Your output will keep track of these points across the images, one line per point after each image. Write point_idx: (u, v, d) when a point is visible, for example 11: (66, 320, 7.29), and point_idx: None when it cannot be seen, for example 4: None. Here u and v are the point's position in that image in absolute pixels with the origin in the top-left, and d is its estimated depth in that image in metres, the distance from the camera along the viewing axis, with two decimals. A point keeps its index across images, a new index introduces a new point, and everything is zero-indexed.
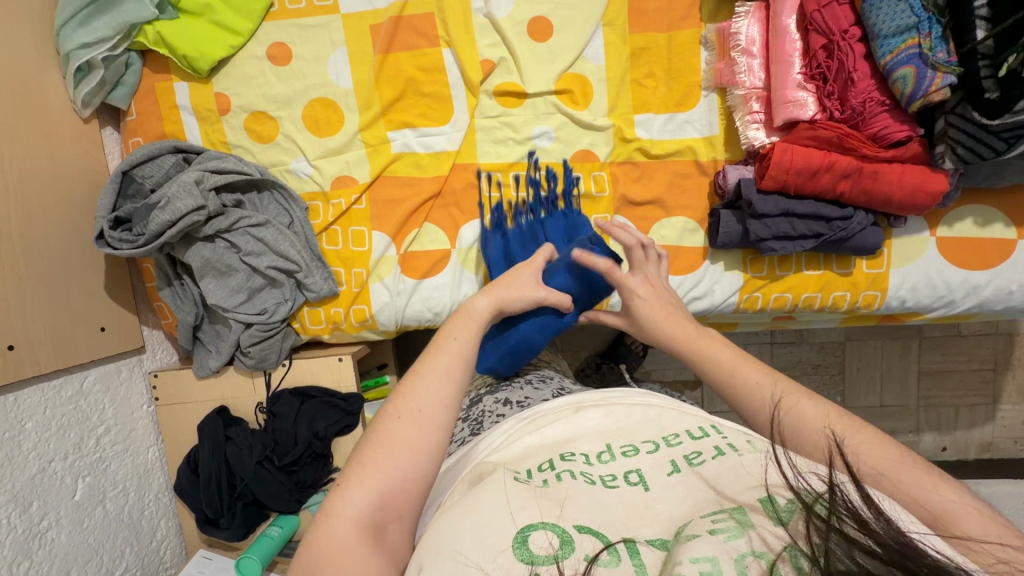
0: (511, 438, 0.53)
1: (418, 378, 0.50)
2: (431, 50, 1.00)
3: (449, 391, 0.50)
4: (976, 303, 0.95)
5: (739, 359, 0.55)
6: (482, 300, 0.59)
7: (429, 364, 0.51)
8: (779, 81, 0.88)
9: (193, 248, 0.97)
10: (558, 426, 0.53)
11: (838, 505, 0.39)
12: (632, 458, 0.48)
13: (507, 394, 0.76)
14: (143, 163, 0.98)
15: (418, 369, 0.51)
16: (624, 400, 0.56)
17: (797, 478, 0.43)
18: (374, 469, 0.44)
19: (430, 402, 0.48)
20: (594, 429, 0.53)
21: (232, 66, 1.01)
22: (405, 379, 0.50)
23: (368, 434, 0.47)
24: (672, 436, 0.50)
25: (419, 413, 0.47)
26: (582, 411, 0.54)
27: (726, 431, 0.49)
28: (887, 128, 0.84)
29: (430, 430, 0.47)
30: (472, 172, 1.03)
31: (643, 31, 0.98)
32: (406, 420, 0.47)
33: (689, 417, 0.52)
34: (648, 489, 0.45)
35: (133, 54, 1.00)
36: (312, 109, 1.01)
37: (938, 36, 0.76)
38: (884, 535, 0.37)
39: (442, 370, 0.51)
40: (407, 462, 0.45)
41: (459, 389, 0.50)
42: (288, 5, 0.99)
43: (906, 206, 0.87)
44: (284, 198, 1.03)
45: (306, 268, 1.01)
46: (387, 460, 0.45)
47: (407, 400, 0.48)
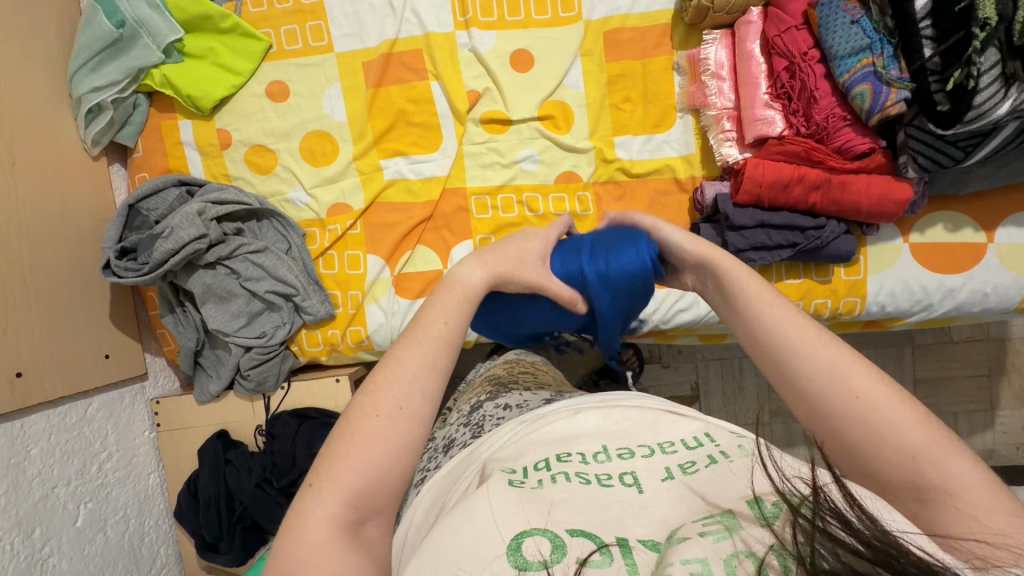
0: (515, 439, 0.57)
1: (398, 371, 0.50)
2: (420, 83, 1.06)
3: (426, 382, 0.51)
4: (954, 307, 0.98)
5: (769, 299, 0.53)
6: (476, 273, 0.58)
7: (407, 352, 0.52)
8: (747, 101, 0.94)
9: (195, 275, 1.01)
10: (557, 427, 0.57)
11: (822, 506, 0.40)
12: (628, 460, 0.51)
13: (507, 400, 0.79)
14: (149, 197, 1.03)
15: (397, 357, 0.52)
16: (621, 403, 0.59)
17: (783, 481, 0.45)
18: (348, 466, 0.45)
19: (409, 401, 0.49)
20: (592, 429, 0.56)
21: (233, 104, 1.07)
22: (375, 370, 0.51)
23: (341, 429, 0.48)
24: (667, 442, 0.53)
25: (397, 410, 0.48)
26: (581, 413, 0.58)
27: (719, 438, 0.52)
28: (851, 142, 0.88)
29: (407, 425, 0.48)
30: (461, 196, 1.07)
31: (619, 59, 1.04)
32: (383, 417, 0.47)
33: (685, 423, 0.55)
34: (642, 491, 0.48)
35: (141, 95, 1.07)
36: (308, 141, 1.07)
37: (890, 55, 0.81)
38: (868, 536, 0.38)
39: (418, 357, 0.52)
40: (382, 461, 0.46)
41: (438, 380, 0.52)
42: (286, 46, 1.06)
43: (874, 215, 0.91)
44: (282, 226, 1.07)
45: (304, 291, 1.05)
46: (364, 453, 0.46)
47: (385, 397, 0.49)
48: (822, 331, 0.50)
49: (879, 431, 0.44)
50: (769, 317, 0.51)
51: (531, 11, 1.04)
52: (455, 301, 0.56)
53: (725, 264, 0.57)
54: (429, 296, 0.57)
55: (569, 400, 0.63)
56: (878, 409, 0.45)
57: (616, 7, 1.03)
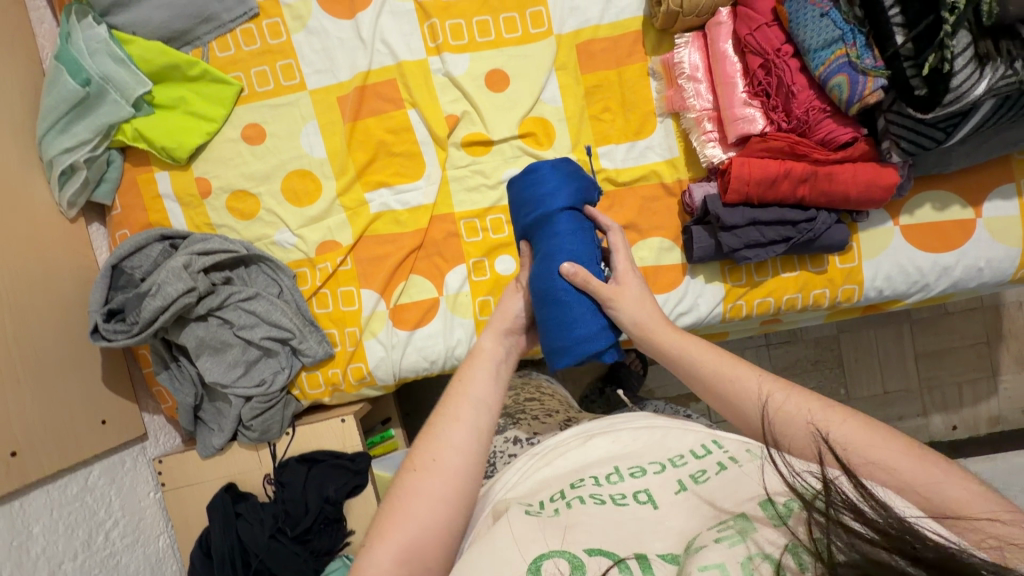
0: (525, 474, 0.55)
1: (433, 430, 0.56)
2: (398, 112, 1.05)
3: (461, 438, 0.55)
4: (950, 284, 0.98)
5: (728, 367, 0.56)
6: (489, 342, 0.66)
7: (442, 412, 0.58)
8: (726, 101, 0.94)
9: (187, 329, 0.99)
10: (569, 457, 0.55)
11: (834, 499, 0.40)
12: (640, 478, 0.50)
13: (516, 433, 0.81)
14: (132, 255, 0.99)
15: (435, 421, 0.57)
16: (629, 424, 0.58)
17: (795, 478, 0.44)
18: (395, 524, 0.49)
19: (444, 453, 0.54)
20: (604, 455, 0.55)
21: (210, 151, 1.06)
22: (421, 435, 0.57)
23: (390, 494, 0.53)
24: (677, 456, 0.52)
25: (432, 462, 0.53)
26: (591, 439, 0.56)
27: (727, 443, 0.51)
28: (833, 132, 0.88)
29: (446, 477, 0.53)
30: (450, 221, 1.07)
31: (594, 70, 1.05)
32: (420, 471, 0.53)
33: (692, 433, 0.54)
34: (657, 507, 0.47)
35: (114, 151, 1.05)
36: (290, 182, 1.06)
37: (863, 45, 0.81)
38: (882, 524, 0.38)
39: (451, 417, 0.57)
40: (425, 516, 0.50)
41: (471, 434, 0.56)
42: (257, 88, 1.05)
43: (863, 202, 0.90)
44: (271, 269, 1.05)
45: (300, 334, 1.03)
46: (411, 510, 0.50)
47: (420, 452, 0.55)
48: (786, 383, 0.53)
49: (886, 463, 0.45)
50: (731, 387, 0.55)
51: (501, 30, 1.04)
52: (482, 369, 0.62)
53: (679, 343, 0.62)
54: (461, 370, 0.63)
55: (578, 427, 0.61)
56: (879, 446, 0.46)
57: (585, 19, 1.04)
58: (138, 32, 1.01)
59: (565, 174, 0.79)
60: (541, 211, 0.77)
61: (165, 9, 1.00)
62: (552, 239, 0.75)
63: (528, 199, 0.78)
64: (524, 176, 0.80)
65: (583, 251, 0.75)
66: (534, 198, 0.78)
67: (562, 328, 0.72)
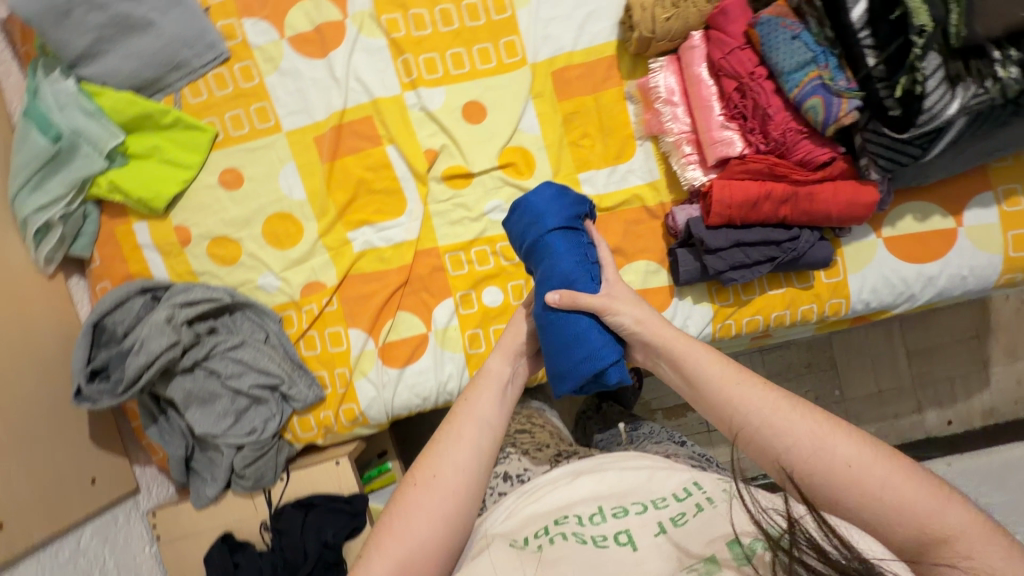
0: (513, 511, 0.58)
1: (435, 447, 0.64)
2: (376, 150, 1.04)
3: (460, 457, 0.63)
4: (935, 294, 0.99)
5: (735, 380, 0.60)
6: (495, 363, 0.72)
7: (446, 431, 0.65)
8: (703, 125, 0.94)
9: (174, 382, 0.98)
10: (556, 494, 0.58)
11: (798, 539, 0.46)
12: (622, 518, 0.53)
13: (506, 468, 0.81)
14: (111, 310, 0.96)
15: (438, 438, 0.65)
16: (617, 464, 0.60)
17: (760, 516, 0.49)
18: (395, 533, 0.57)
19: (443, 470, 0.62)
20: (589, 494, 0.57)
21: (188, 198, 1.04)
22: (425, 451, 0.65)
23: (393, 504, 0.61)
24: (660, 498, 0.54)
25: (432, 478, 0.61)
26: (578, 478, 0.59)
27: (706, 484, 0.55)
28: (811, 153, 0.88)
29: (443, 493, 0.60)
30: (435, 255, 1.06)
31: (571, 97, 1.04)
32: (421, 485, 0.61)
33: (676, 474, 0.57)
34: (636, 548, 0.50)
35: (90, 204, 1.03)
36: (271, 225, 1.05)
37: (836, 66, 0.82)
38: (843, 565, 0.44)
39: (453, 436, 0.65)
40: (422, 528, 0.58)
41: (469, 455, 0.63)
42: (232, 132, 1.04)
43: (845, 220, 0.90)
44: (257, 315, 1.04)
45: (290, 378, 1.02)
46: (409, 522, 0.58)
47: (422, 467, 0.63)
48: (792, 398, 0.58)
49: (876, 489, 0.51)
50: (738, 400, 0.59)
51: (475, 62, 1.04)
52: (488, 392, 0.69)
53: (687, 352, 0.64)
54: (467, 390, 0.70)
55: (569, 465, 0.64)
56: (870, 469, 0.52)
57: (559, 47, 1.03)
58: (108, 83, 1.00)
59: (560, 196, 0.76)
60: (534, 235, 0.75)
61: (134, 58, 0.99)
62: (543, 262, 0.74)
63: (519, 229, 0.78)
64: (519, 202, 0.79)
65: (574, 269, 0.72)
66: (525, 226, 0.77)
67: (556, 354, 0.71)
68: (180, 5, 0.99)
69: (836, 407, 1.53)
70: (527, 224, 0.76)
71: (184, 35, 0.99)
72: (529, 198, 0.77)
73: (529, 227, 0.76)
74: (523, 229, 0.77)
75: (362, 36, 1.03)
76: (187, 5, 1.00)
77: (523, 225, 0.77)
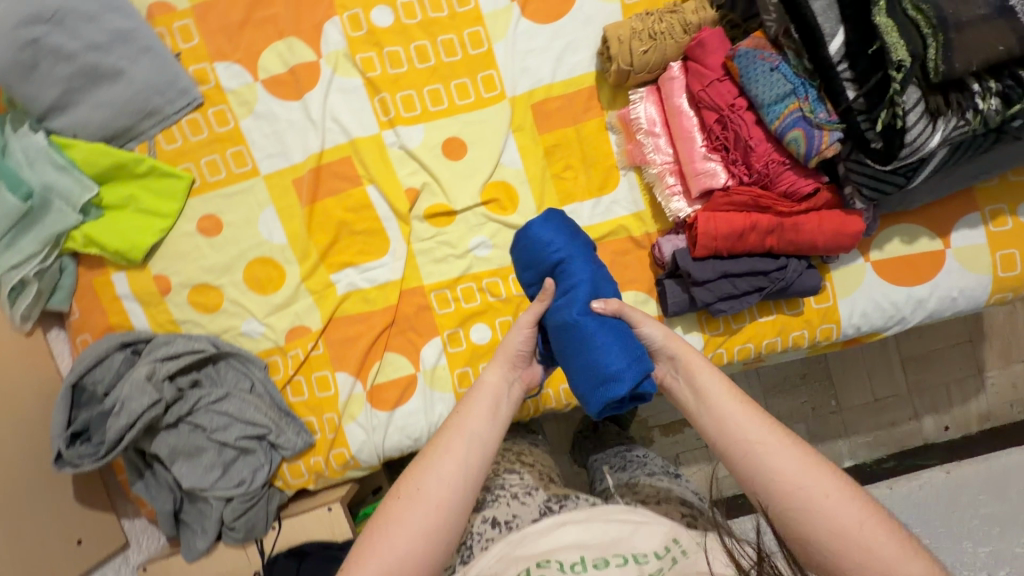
0: (499, 558, 0.60)
1: (423, 460, 0.64)
2: (356, 191, 1.03)
3: (445, 470, 0.62)
4: (926, 316, 0.98)
5: (737, 402, 0.63)
6: (492, 374, 0.70)
7: (433, 445, 0.65)
8: (686, 156, 0.93)
9: (158, 438, 0.96)
10: (539, 542, 0.60)
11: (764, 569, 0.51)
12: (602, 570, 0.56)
13: (494, 512, 0.78)
14: (91, 369, 0.95)
15: (426, 451, 0.64)
16: (603, 514, 0.62)
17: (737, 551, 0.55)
18: (378, 548, 0.58)
19: (427, 484, 0.62)
20: (572, 541, 0.60)
21: (166, 247, 1.03)
22: (413, 463, 0.64)
23: (379, 514, 0.61)
24: (641, 553, 0.57)
25: (417, 491, 0.62)
26: (563, 526, 0.61)
27: (684, 540, 0.59)
28: (794, 185, 0.87)
29: (427, 508, 0.60)
30: (420, 294, 1.04)
31: (552, 129, 1.03)
32: (404, 498, 0.61)
33: (655, 528, 0.60)
34: None
35: (65, 258, 1.01)
36: (252, 270, 1.03)
37: (815, 98, 0.80)
38: None
39: (439, 449, 0.64)
40: (404, 541, 0.58)
41: (455, 469, 0.63)
42: (209, 178, 1.02)
43: (832, 250, 0.89)
44: (241, 363, 1.02)
45: (277, 427, 1.00)
46: (391, 536, 0.59)
47: (407, 481, 0.63)
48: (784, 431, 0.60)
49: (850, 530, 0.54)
50: (738, 422, 0.61)
51: (454, 97, 1.02)
52: (480, 405, 0.67)
53: (696, 371, 0.66)
54: (461, 399, 0.69)
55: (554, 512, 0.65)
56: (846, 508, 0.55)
57: (538, 79, 1.02)
58: (79, 134, 0.98)
59: (567, 228, 0.80)
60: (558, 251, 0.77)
61: (104, 108, 0.97)
62: (570, 275, 0.76)
63: (538, 247, 0.78)
64: (522, 230, 0.81)
65: (597, 281, 0.76)
66: (547, 243, 0.78)
67: (604, 355, 0.69)
68: (150, 52, 0.98)
69: (833, 417, 1.52)
70: (551, 240, 0.78)
71: (155, 83, 0.98)
72: (549, 216, 0.80)
73: (552, 242, 0.78)
74: (546, 242, 0.78)
75: (337, 77, 1.02)
76: (157, 52, 0.98)
77: (547, 241, 0.78)
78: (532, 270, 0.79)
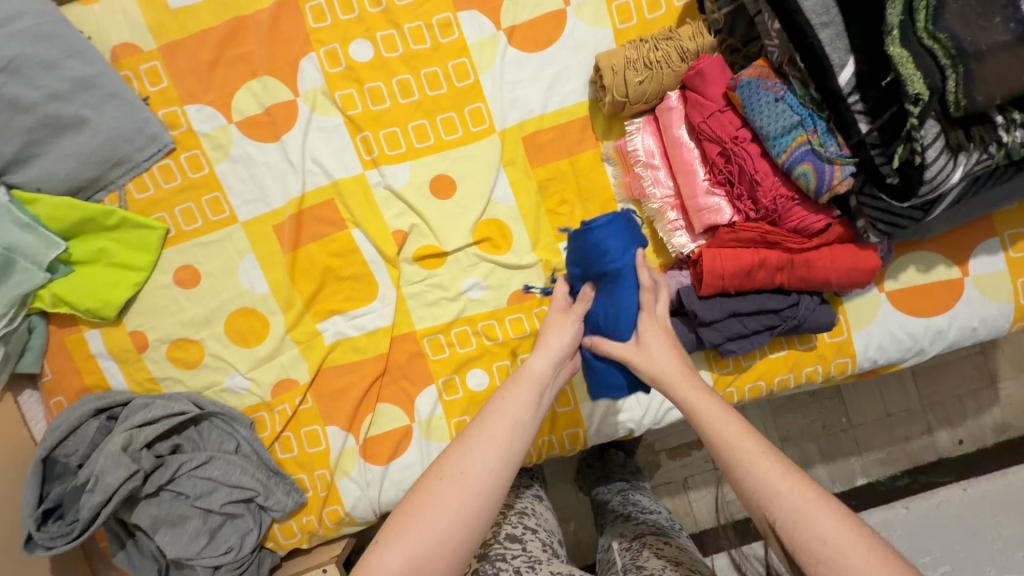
0: None
1: (464, 442, 0.62)
2: (340, 235, 0.97)
3: (487, 456, 0.60)
4: (946, 346, 0.93)
5: (736, 428, 0.59)
6: (538, 363, 0.69)
7: (475, 428, 0.63)
8: (687, 191, 0.88)
9: (138, 509, 0.90)
10: None
11: None
12: None
13: None
14: (63, 440, 0.89)
15: (469, 434, 0.63)
16: None
17: None
18: (410, 528, 0.56)
19: (469, 466, 0.59)
20: None
21: (141, 301, 0.97)
22: (454, 443, 0.62)
23: (414, 492, 0.60)
24: None
25: (455, 475, 0.59)
26: None
27: None
28: (805, 220, 0.82)
29: (465, 491, 0.58)
30: (412, 340, 0.99)
31: (545, 163, 0.97)
32: (445, 480, 0.59)
33: None
34: None
35: (35, 317, 0.95)
36: (234, 321, 0.98)
37: (824, 131, 0.75)
38: None
39: (483, 432, 0.62)
40: (440, 523, 0.57)
41: (498, 453, 0.61)
42: (185, 227, 0.97)
43: (846, 286, 0.84)
44: (225, 422, 0.96)
45: (265, 489, 0.95)
46: (425, 517, 0.57)
47: (449, 461, 0.60)
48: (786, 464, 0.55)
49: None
50: (732, 443, 0.58)
51: (440, 133, 0.97)
52: (525, 390, 0.66)
53: (695, 392, 0.65)
54: (504, 384, 0.68)
55: None
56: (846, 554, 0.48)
57: (528, 111, 0.97)
58: (43, 187, 0.92)
59: (628, 231, 0.79)
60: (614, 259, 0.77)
61: (69, 159, 0.92)
62: (614, 286, 0.76)
63: (598, 253, 0.77)
64: (584, 227, 0.79)
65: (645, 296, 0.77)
66: (607, 253, 0.77)
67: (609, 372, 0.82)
68: (116, 97, 0.92)
69: (844, 435, 1.47)
70: (608, 247, 0.77)
71: (124, 130, 0.93)
72: (610, 224, 0.78)
73: (608, 249, 0.77)
74: (604, 247, 0.77)
75: (316, 116, 0.97)
76: (123, 97, 0.92)
77: (603, 249, 0.77)
78: (583, 269, 0.80)
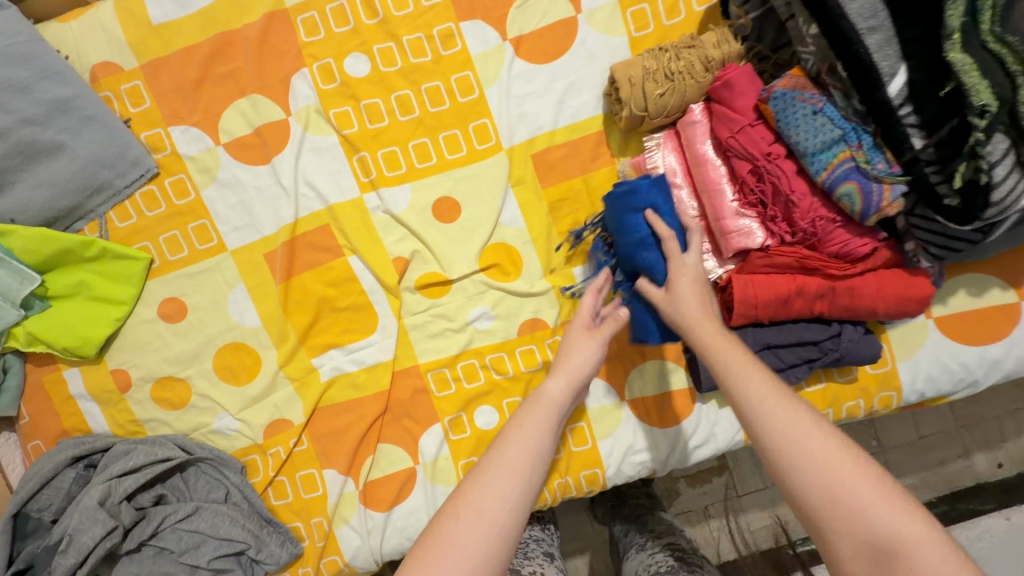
0: None
1: (480, 476, 0.54)
2: (336, 263, 0.90)
3: (507, 488, 0.53)
4: (1003, 377, 0.84)
5: (739, 357, 0.59)
6: (556, 385, 0.62)
7: (491, 457, 0.56)
8: (713, 212, 0.80)
9: (118, 567, 0.82)
10: None
11: None
12: None
13: None
14: (38, 492, 0.83)
15: (484, 467, 0.55)
16: None
17: None
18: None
19: (488, 502, 0.52)
20: None
21: (123, 337, 0.90)
22: (468, 476, 0.55)
23: (427, 534, 0.52)
24: None
25: (474, 510, 0.52)
26: None
27: None
28: (848, 244, 0.74)
29: (487, 529, 0.51)
30: (415, 375, 0.91)
31: (556, 182, 0.90)
32: (463, 519, 0.51)
33: None
34: None
35: (9, 356, 0.89)
36: (223, 357, 0.91)
37: (871, 146, 0.68)
38: None
39: (500, 462, 0.55)
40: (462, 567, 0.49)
41: (519, 485, 0.54)
42: (170, 257, 0.90)
43: (894, 315, 0.76)
44: (213, 469, 0.89)
45: (257, 540, 0.86)
46: (444, 561, 0.49)
47: (464, 499, 0.53)
48: (783, 391, 0.55)
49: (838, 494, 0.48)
50: (736, 371, 0.57)
51: (443, 152, 0.90)
52: (543, 418, 0.59)
53: (697, 324, 0.64)
54: (518, 409, 0.61)
55: None
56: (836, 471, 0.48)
57: (537, 126, 0.90)
58: (17, 218, 0.86)
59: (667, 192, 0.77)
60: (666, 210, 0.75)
61: (46, 187, 0.85)
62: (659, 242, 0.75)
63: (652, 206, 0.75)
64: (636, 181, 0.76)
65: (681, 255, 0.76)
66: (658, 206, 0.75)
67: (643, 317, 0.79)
68: (95, 120, 0.86)
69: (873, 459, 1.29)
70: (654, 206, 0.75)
71: (104, 156, 0.87)
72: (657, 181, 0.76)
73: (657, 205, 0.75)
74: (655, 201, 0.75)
75: (309, 135, 0.90)
76: (103, 120, 0.86)
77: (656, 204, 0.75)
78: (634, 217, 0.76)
